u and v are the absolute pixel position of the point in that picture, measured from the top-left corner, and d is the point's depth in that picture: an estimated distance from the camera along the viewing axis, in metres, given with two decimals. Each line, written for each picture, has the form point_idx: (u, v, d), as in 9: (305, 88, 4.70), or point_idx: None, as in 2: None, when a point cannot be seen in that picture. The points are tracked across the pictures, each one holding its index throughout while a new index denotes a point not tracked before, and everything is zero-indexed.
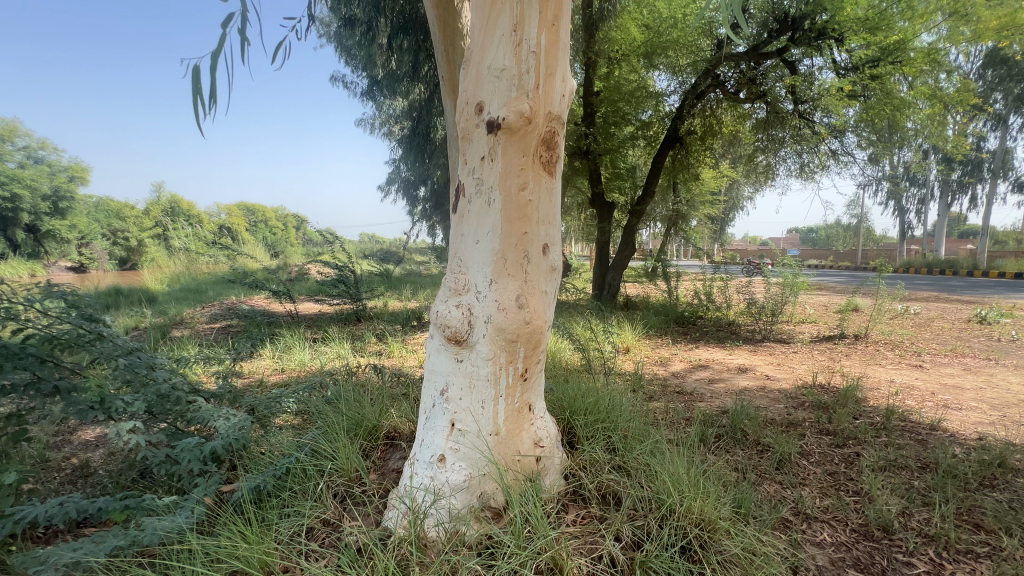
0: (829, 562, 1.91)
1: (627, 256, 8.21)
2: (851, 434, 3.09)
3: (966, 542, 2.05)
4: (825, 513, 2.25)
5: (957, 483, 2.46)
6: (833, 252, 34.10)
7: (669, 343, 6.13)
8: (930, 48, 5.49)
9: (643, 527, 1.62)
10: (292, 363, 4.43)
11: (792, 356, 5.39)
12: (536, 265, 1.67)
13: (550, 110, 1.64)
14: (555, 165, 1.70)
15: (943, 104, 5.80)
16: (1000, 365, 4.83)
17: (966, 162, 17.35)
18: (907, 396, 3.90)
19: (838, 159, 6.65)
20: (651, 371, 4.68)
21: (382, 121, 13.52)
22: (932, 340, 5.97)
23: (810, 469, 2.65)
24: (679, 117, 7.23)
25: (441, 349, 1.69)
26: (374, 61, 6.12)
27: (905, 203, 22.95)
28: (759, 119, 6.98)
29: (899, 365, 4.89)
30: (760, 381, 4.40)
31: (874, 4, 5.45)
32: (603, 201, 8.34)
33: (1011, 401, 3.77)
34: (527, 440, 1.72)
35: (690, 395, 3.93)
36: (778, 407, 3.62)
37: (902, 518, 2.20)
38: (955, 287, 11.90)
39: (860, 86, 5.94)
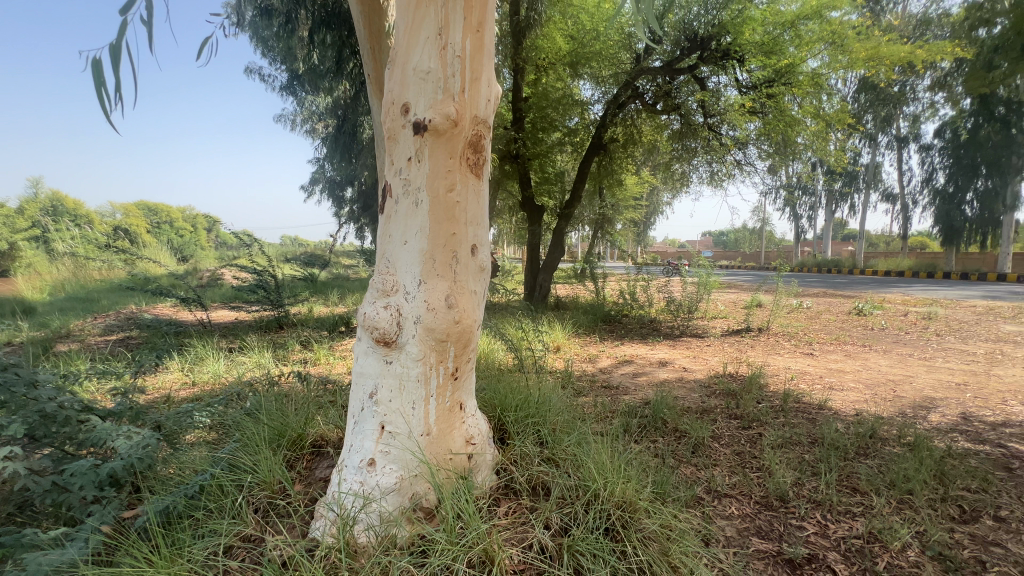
0: (736, 532, 2.13)
1: (557, 258, 8.44)
2: (755, 417, 3.44)
3: (844, 503, 2.36)
4: (733, 489, 2.49)
5: (839, 453, 2.83)
6: (741, 254, 37.46)
7: (597, 340, 6.41)
8: (814, 73, 6.26)
9: (570, 513, 1.69)
10: (205, 375, 4.09)
11: (706, 349, 5.87)
12: (465, 265, 1.70)
13: (477, 114, 1.67)
14: (483, 167, 1.74)
15: (825, 122, 6.58)
16: (872, 350, 5.60)
17: (846, 174, 19.86)
18: (800, 380, 4.39)
19: (742, 168, 7.33)
20: (580, 368, 4.87)
21: (303, 119, 12.93)
22: (821, 331, 6.77)
23: (720, 450, 2.91)
24: (603, 125, 7.63)
25: (369, 351, 1.66)
26: (295, 54, 5.87)
27: (798, 210, 25.73)
28: (674, 130, 7.47)
29: (794, 354, 5.50)
30: (678, 372, 4.76)
31: (768, 31, 6.16)
32: (533, 204, 8.56)
33: (880, 381, 4.38)
34: (459, 438, 1.74)
35: (615, 389, 4.14)
36: (693, 396, 3.93)
37: (797, 487, 2.49)
38: (839, 283, 13.53)
39: (759, 103, 6.59)
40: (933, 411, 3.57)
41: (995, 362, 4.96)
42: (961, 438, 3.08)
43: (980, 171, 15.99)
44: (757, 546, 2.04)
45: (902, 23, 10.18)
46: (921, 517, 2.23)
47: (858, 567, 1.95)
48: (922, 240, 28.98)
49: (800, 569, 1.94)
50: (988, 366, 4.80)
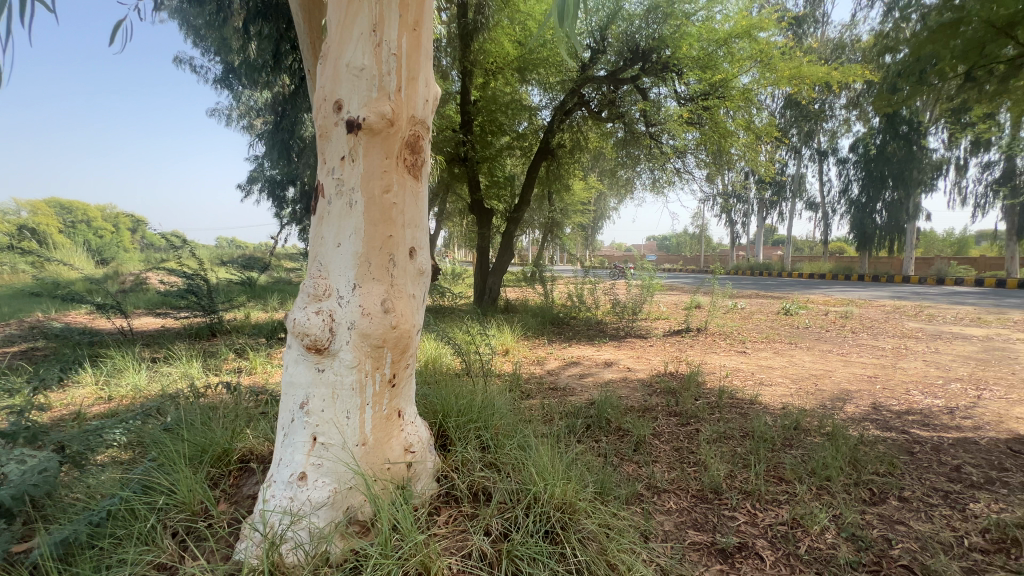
0: (673, 526, 2.21)
1: (506, 261, 8.47)
2: (692, 413, 3.59)
3: (771, 492, 2.50)
4: (672, 484, 2.59)
5: (767, 444, 3.01)
6: (682, 258, 39.34)
7: (546, 342, 6.48)
8: (745, 89, 6.68)
9: (511, 518, 1.69)
10: (122, 389, 3.74)
11: (649, 349, 6.09)
12: (402, 269, 1.66)
13: (414, 114, 1.64)
14: (422, 169, 1.71)
15: (756, 135, 7.02)
16: (798, 347, 6.03)
17: (775, 184, 21.35)
18: (734, 377, 4.65)
19: (681, 176, 7.69)
20: (528, 370, 4.91)
21: (239, 114, 12.24)
22: (753, 330, 7.21)
23: (660, 447, 3.02)
24: (550, 130, 7.75)
25: (300, 359, 1.58)
26: (230, 46, 5.57)
27: (733, 217, 27.37)
28: (618, 138, 7.69)
29: (729, 352, 5.82)
30: (622, 372, 4.91)
31: (704, 47, 6.51)
32: (482, 207, 8.55)
33: (804, 375, 4.72)
34: (397, 447, 1.68)
35: (562, 390, 4.19)
36: (636, 395, 4.06)
37: (729, 479, 2.62)
38: (769, 286, 14.49)
39: (696, 114, 6.94)
40: (848, 402, 3.89)
41: (901, 355, 5.48)
42: (871, 426, 3.36)
43: (887, 183, 17.68)
44: (693, 538, 2.12)
45: (820, 46, 11.11)
46: (838, 502, 2.40)
47: (782, 552, 2.07)
48: (841, 244, 31.63)
49: (732, 558, 2.03)
50: (894, 359, 5.31)
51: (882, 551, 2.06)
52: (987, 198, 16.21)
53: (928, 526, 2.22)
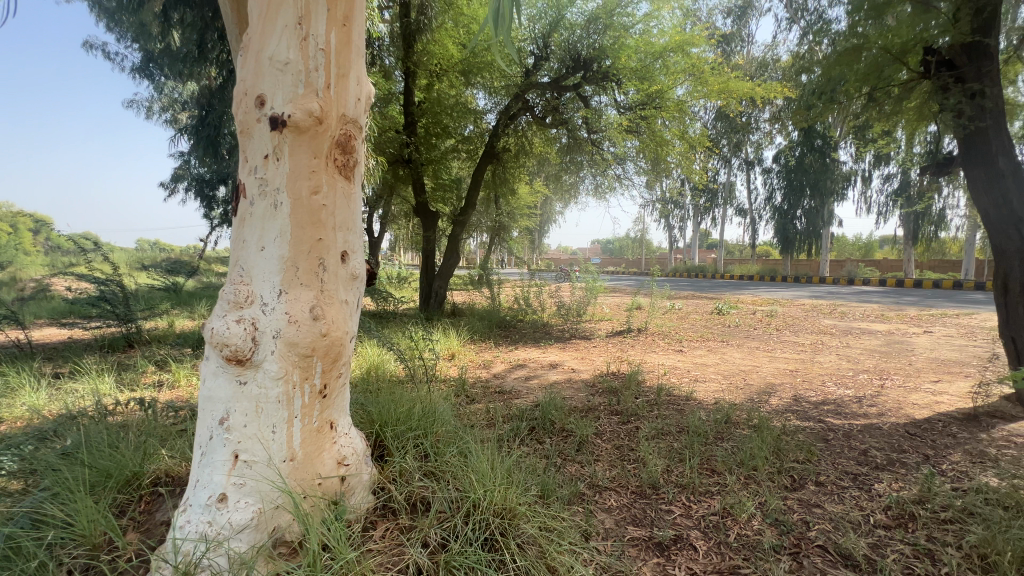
0: (613, 523, 2.26)
1: (452, 264, 8.40)
2: (632, 411, 3.71)
3: (704, 484, 2.63)
4: (613, 482, 2.66)
5: (701, 438, 3.16)
6: (624, 260, 40.81)
7: (492, 346, 6.47)
8: (680, 100, 7.02)
9: (450, 527, 1.65)
10: (15, 410, 3.31)
11: (592, 350, 6.23)
12: (333, 273, 1.58)
13: (344, 113, 1.58)
14: (354, 169, 1.65)
15: (689, 144, 7.40)
16: (728, 345, 6.41)
17: (708, 191, 22.66)
18: (671, 375, 4.86)
19: (622, 182, 7.95)
20: (474, 375, 4.87)
21: (160, 107, 11.33)
22: (689, 329, 7.58)
23: (602, 445, 3.10)
24: (495, 134, 7.75)
25: (219, 372, 1.47)
26: (148, 32, 5.14)
27: (671, 222, 28.75)
28: (562, 144, 7.82)
29: (667, 351, 6.08)
30: (567, 373, 4.99)
31: (642, 59, 6.78)
32: (426, 210, 8.42)
33: (734, 371, 5.02)
34: (329, 460, 1.60)
35: (508, 393, 4.20)
36: (580, 396, 4.14)
37: (666, 474, 2.73)
38: (703, 287, 15.32)
39: (635, 123, 7.21)
40: (773, 395, 4.17)
41: (817, 350, 5.96)
42: (793, 417, 3.62)
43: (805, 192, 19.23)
44: (632, 534, 2.18)
45: (746, 64, 11.92)
46: (763, 490, 2.56)
47: (714, 541, 2.17)
48: (767, 248, 33.99)
49: (668, 550, 2.10)
50: (812, 354, 5.76)
51: (801, 533, 2.21)
52: (888, 206, 18.06)
53: (840, 507, 2.41)
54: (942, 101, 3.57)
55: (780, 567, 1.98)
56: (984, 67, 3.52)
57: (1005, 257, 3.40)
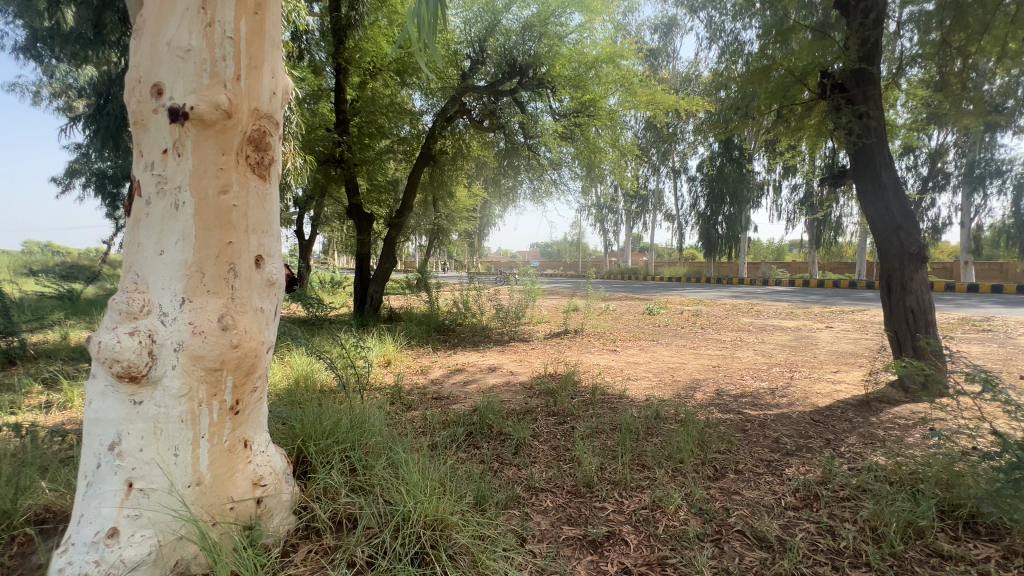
0: (549, 524, 2.28)
1: (388, 268, 8.16)
2: (569, 411, 3.78)
3: (635, 479, 2.72)
4: (549, 483, 2.69)
5: (632, 435, 3.28)
6: (562, 263, 41.80)
7: (430, 351, 6.36)
8: (612, 110, 7.28)
9: (377, 543, 1.59)
10: None
11: (531, 352, 6.30)
12: (246, 279, 1.47)
13: (257, 107, 1.48)
14: (269, 168, 1.54)
15: (621, 152, 7.70)
16: (658, 343, 6.74)
17: (639, 197, 23.80)
18: (606, 374, 5.02)
19: (558, 187, 8.11)
20: (411, 381, 4.75)
21: (51, 92, 10.10)
22: (622, 329, 7.88)
23: (539, 447, 3.12)
24: (432, 137, 7.61)
25: (107, 391, 1.31)
26: (32, 7, 4.55)
27: (605, 226, 29.87)
28: (500, 148, 7.86)
29: (602, 351, 6.28)
30: (505, 376, 5.01)
31: (576, 69, 6.97)
32: (360, 212, 8.14)
33: (663, 369, 5.28)
34: (243, 482, 1.48)
35: (446, 399, 4.13)
36: (518, 398, 4.16)
37: (600, 471, 2.80)
38: (636, 289, 16.04)
39: (569, 130, 7.39)
40: (698, 390, 4.43)
41: (736, 346, 6.42)
42: (716, 410, 3.86)
43: (725, 200, 20.72)
44: (567, 534, 2.21)
45: (670, 78, 12.64)
46: (689, 481, 2.70)
47: (644, 534, 2.24)
48: (693, 251, 36.15)
49: (601, 547, 2.15)
50: (732, 350, 6.20)
51: (722, 520, 2.35)
52: (795, 214, 19.86)
53: (756, 492, 2.59)
54: (835, 120, 3.98)
55: (704, 553, 2.08)
56: (868, 92, 3.95)
57: (889, 260, 3.83)
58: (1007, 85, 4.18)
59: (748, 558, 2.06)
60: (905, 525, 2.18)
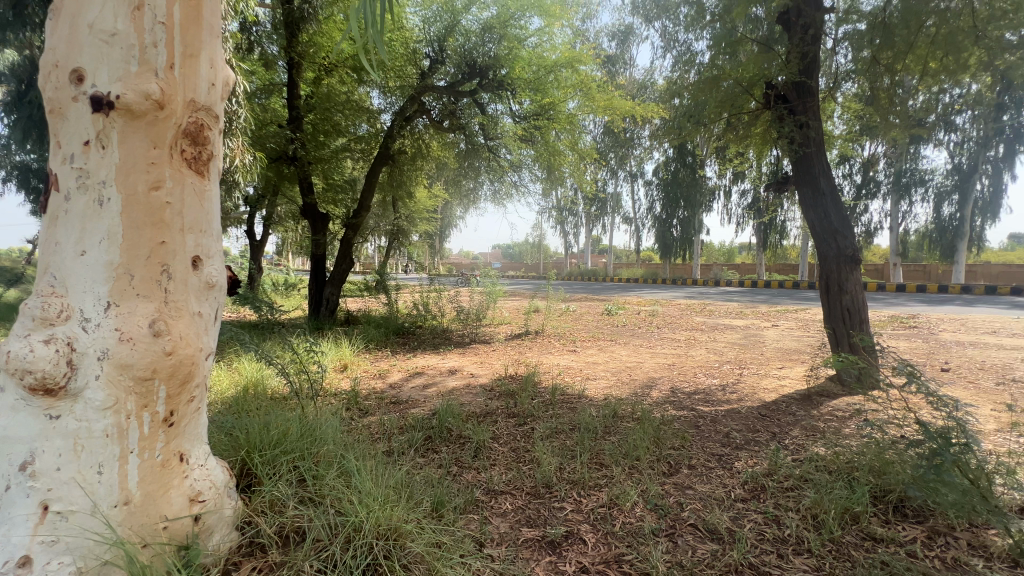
0: (509, 527, 2.27)
1: (345, 270, 7.93)
2: (529, 412, 3.79)
3: (593, 478, 2.75)
4: (508, 485, 2.67)
5: (591, 434, 3.32)
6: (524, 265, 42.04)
7: (389, 354, 6.23)
8: (571, 114, 7.37)
9: (327, 556, 1.53)
10: None
11: (492, 353, 6.28)
12: (182, 281, 1.37)
13: (193, 98, 1.39)
14: (208, 163, 1.45)
15: (580, 155, 7.83)
16: (616, 343, 6.89)
17: (598, 200, 24.29)
18: (565, 374, 5.07)
19: (519, 189, 8.14)
20: (368, 386, 4.63)
21: None
22: (582, 330, 8.00)
23: (499, 449, 3.11)
24: (390, 136, 7.40)
25: (18, 405, 1.20)
26: None
27: (566, 228, 30.28)
28: (460, 149, 7.81)
29: (562, 351, 6.34)
30: (466, 378, 4.96)
31: (536, 71, 7.00)
32: (315, 211, 7.87)
33: (621, 368, 5.39)
34: (179, 499, 1.38)
35: (404, 403, 4.05)
36: (478, 401, 4.13)
37: (558, 472, 2.81)
38: (596, 290, 16.35)
39: (529, 132, 7.43)
40: (654, 388, 4.54)
41: (690, 345, 6.65)
42: (671, 407, 3.97)
43: (680, 203, 21.47)
44: (526, 536, 2.21)
45: (627, 84, 12.96)
46: (645, 477, 2.76)
47: (602, 532, 2.27)
48: (650, 253, 37.24)
49: (560, 547, 2.16)
50: (686, 349, 6.41)
51: (676, 515, 2.41)
52: (744, 218, 20.84)
53: (708, 486, 2.68)
54: (779, 129, 4.20)
55: (658, 548, 2.12)
56: (808, 103, 4.19)
57: (827, 263, 4.06)
58: (928, 101, 4.55)
59: (700, 551, 2.13)
60: (843, 511, 2.31)
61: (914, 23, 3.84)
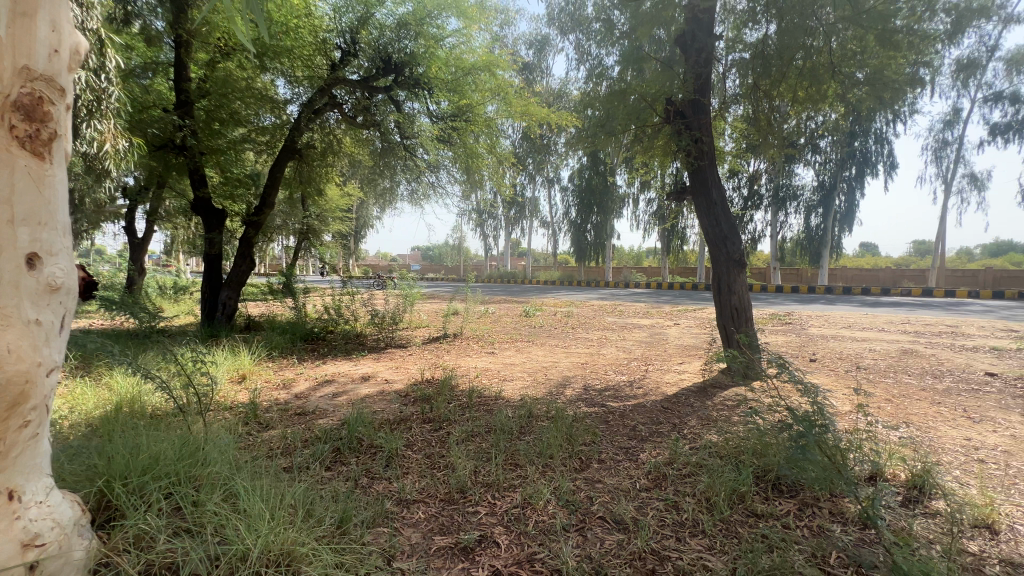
0: (420, 537, 2.20)
1: (245, 271, 7.26)
2: (444, 417, 3.72)
3: (507, 479, 2.75)
4: (421, 493, 2.59)
5: (506, 435, 3.34)
6: (443, 267, 41.56)
7: (295, 362, 5.79)
8: (488, 117, 7.37)
9: None
10: None
11: (408, 358, 6.10)
12: (10, 281, 1.19)
13: (27, 67, 1.25)
14: (49, 145, 1.30)
15: (498, 159, 7.88)
16: (534, 344, 7.02)
17: (517, 205, 24.73)
18: (483, 376, 5.06)
19: (436, 190, 8.00)
20: (269, 397, 4.26)
21: None
22: (501, 332, 8.06)
23: (412, 457, 3.00)
24: (297, 129, 6.93)
25: None
26: None
27: (485, 231, 30.42)
28: (375, 147, 7.44)
29: (480, 354, 6.33)
30: (379, 385, 4.76)
31: (453, 73, 6.96)
32: (209, 207, 7.14)
33: (537, 368, 5.50)
34: (8, 545, 1.14)
35: (311, 413, 3.78)
36: (391, 408, 3.97)
37: (473, 475, 2.78)
38: (515, 292, 16.60)
39: (446, 133, 7.29)
40: (568, 387, 4.69)
41: (602, 344, 6.98)
42: (583, 405, 4.11)
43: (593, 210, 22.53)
44: (438, 544, 2.15)
45: (543, 92, 13.31)
46: (557, 475, 2.82)
47: (515, 533, 2.27)
48: (566, 257, 38.60)
49: (473, 553, 2.12)
50: (599, 347, 6.71)
51: (586, 508, 2.49)
52: (650, 224, 22.38)
53: (616, 478, 2.81)
54: (678, 142, 4.56)
55: (569, 544, 2.17)
56: (700, 120, 4.59)
57: (719, 266, 4.47)
58: (798, 125, 5.18)
59: (608, 541, 2.21)
60: (731, 492, 2.53)
61: (786, 56, 4.35)
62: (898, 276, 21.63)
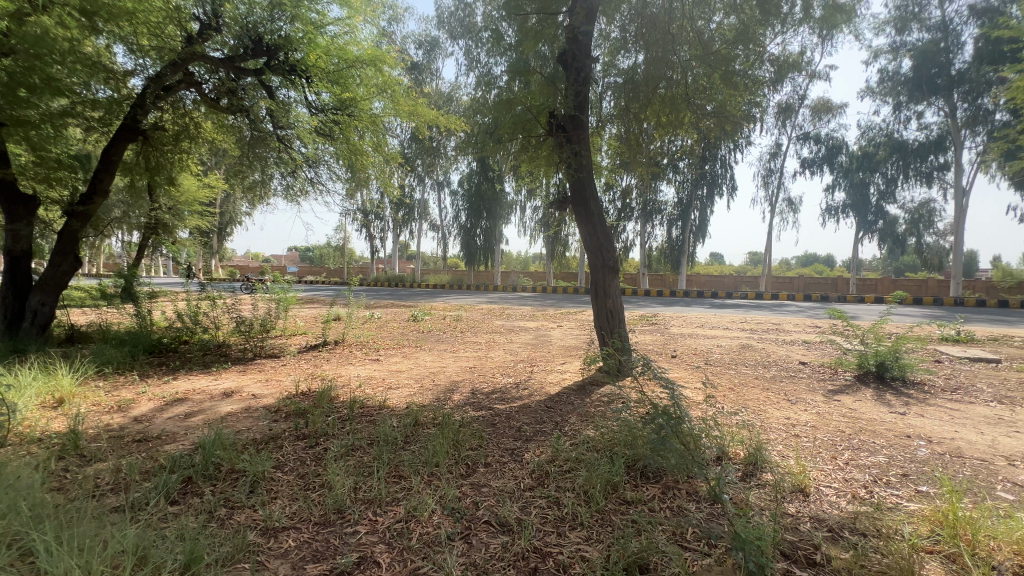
0: (290, 568, 1.99)
1: (65, 271, 5.99)
2: (322, 432, 3.43)
3: (390, 493, 2.62)
4: (291, 519, 2.35)
5: (390, 446, 3.19)
6: (324, 269, 38.73)
7: (136, 379, 4.91)
8: (373, 115, 6.90)
9: None
10: None
11: (280, 369, 5.54)
12: None
13: None
14: None
15: (383, 159, 7.40)
16: (422, 349, 6.87)
17: (405, 206, 24.05)
18: (366, 386, 4.78)
19: (316, 186, 7.42)
20: (98, 422, 3.54)
21: None
22: (387, 337, 7.73)
23: (283, 479, 2.72)
24: (140, 105, 5.96)
25: None
26: None
27: (371, 232, 29.08)
28: (241, 134, 6.71)
29: (364, 361, 6.01)
30: (245, 400, 4.24)
31: (335, 63, 6.48)
32: (14, 191, 5.79)
33: (425, 374, 5.37)
34: None
35: (155, 438, 3.23)
36: (259, 425, 3.55)
37: (352, 493, 2.60)
38: (403, 295, 16.10)
39: (328, 127, 6.86)
40: (455, 392, 4.65)
41: (490, 347, 7.06)
42: (470, 409, 4.10)
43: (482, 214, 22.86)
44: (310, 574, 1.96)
45: (432, 93, 13.14)
46: (443, 483, 2.75)
47: (397, 549, 2.17)
48: (455, 261, 38.53)
49: None
50: (487, 351, 6.79)
51: (472, 515, 2.47)
52: (536, 231, 23.36)
53: (502, 480, 2.84)
54: (561, 154, 4.83)
55: (453, 553, 2.14)
56: (578, 134, 4.90)
57: (596, 271, 4.79)
58: (662, 147, 5.79)
59: (492, 546, 2.21)
60: (606, 483, 2.71)
61: (651, 84, 4.86)
62: (739, 282, 25.44)
